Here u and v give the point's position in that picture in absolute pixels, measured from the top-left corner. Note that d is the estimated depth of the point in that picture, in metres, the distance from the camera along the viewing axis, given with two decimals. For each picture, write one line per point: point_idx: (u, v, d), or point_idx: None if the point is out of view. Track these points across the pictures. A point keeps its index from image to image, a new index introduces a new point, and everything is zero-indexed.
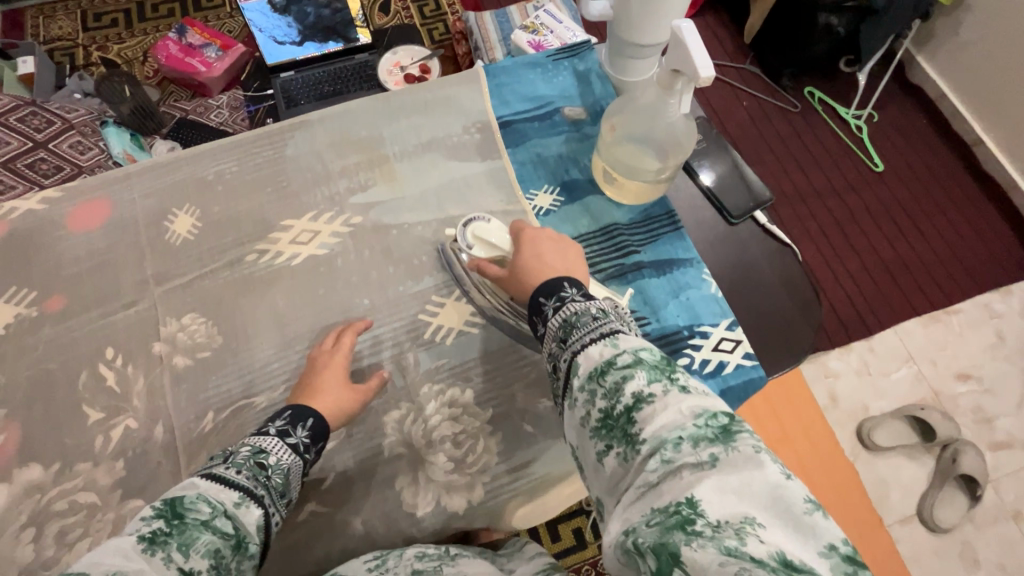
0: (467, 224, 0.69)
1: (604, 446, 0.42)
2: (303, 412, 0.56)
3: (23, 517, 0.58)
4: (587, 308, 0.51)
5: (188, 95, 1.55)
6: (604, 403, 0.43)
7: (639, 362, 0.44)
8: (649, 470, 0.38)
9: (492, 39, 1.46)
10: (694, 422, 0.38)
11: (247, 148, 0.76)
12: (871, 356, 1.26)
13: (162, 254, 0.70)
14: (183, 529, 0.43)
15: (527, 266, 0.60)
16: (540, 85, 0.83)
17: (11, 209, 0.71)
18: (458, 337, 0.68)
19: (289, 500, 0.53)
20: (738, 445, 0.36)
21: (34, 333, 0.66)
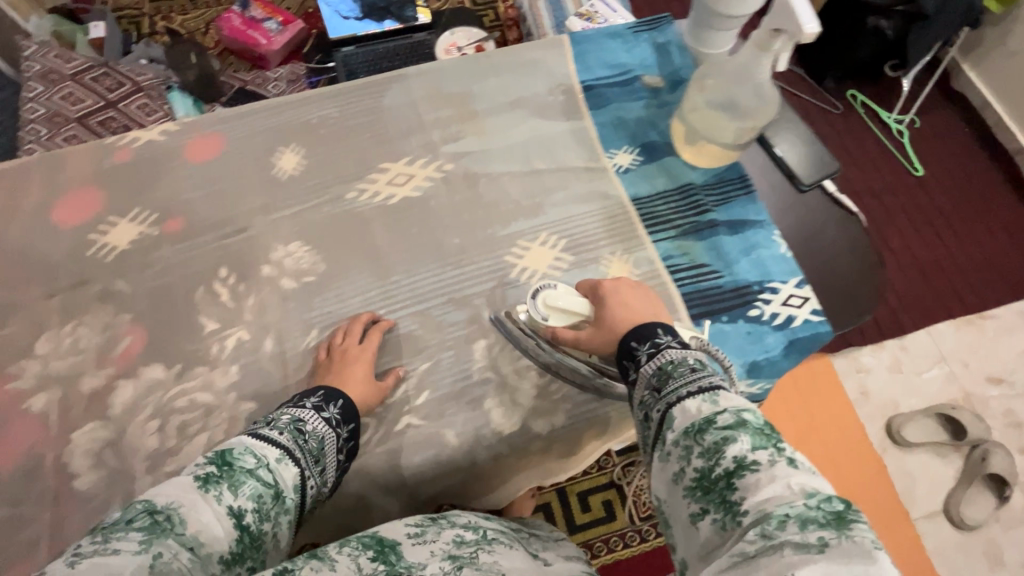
0: (536, 293, 0.65)
1: (698, 509, 0.42)
2: (335, 393, 0.59)
3: (147, 410, 0.64)
4: (684, 358, 0.51)
5: (246, 67, 1.65)
6: (701, 463, 0.43)
7: (743, 425, 0.43)
8: (747, 540, 0.37)
9: (546, 25, 1.53)
10: (805, 501, 0.37)
11: (348, 96, 0.82)
12: (903, 355, 1.29)
13: (271, 186, 0.76)
14: (232, 475, 0.45)
15: (617, 318, 0.59)
16: (622, 54, 0.87)
17: (134, 138, 0.77)
18: (541, 278, 0.72)
19: (325, 467, 0.54)
20: (856, 535, 0.35)
21: (157, 249, 0.71)
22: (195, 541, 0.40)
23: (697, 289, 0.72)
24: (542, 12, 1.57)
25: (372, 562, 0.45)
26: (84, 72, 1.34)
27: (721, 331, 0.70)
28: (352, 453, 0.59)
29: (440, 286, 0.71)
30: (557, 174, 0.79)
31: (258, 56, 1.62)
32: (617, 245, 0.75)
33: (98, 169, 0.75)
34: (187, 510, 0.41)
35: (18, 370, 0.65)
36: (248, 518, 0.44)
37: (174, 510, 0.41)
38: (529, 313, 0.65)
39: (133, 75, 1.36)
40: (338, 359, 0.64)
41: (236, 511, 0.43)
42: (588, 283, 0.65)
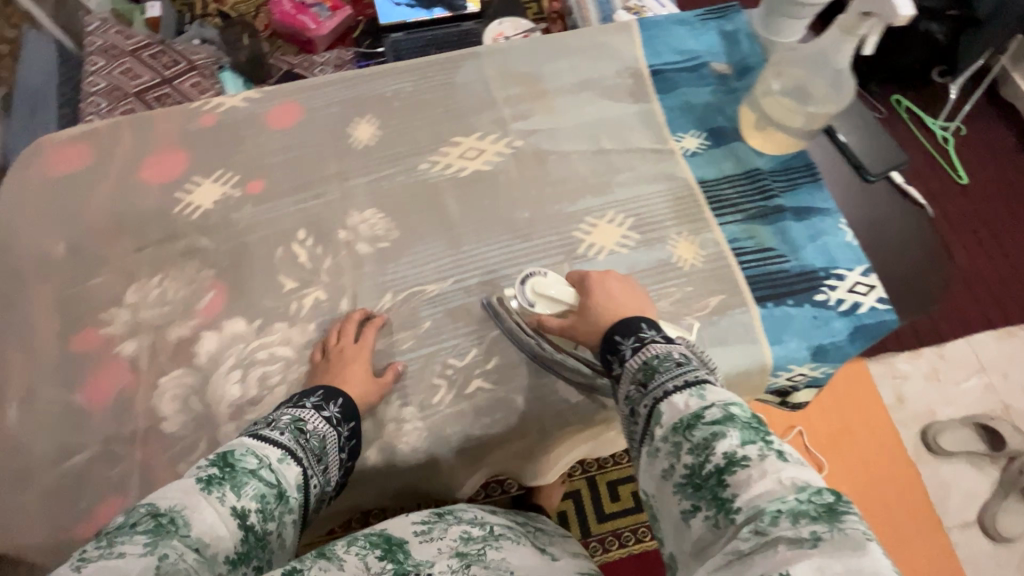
0: (526, 278, 0.66)
1: (690, 506, 0.42)
2: (334, 391, 0.59)
3: (230, 360, 0.66)
4: (669, 352, 0.51)
5: (294, 51, 1.68)
6: (691, 459, 0.43)
7: (730, 419, 0.43)
8: (740, 538, 0.38)
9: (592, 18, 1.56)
10: (796, 495, 0.38)
11: (422, 72, 0.84)
12: (941, 363, 1.27)
13: (347, 155, 0.78)
14: (234, 476, 0.45)
15: (602, 308, 0.59)
16: (689, 41, 0.88)
17: (219, 104, 0.80)
18: (609, 254, 0.73)
19: (327, 466, 0.54)
20: (847, 528, 0.35)
21: (239, 210, 0.74)
22: (200, 542, 0.41)
23: (764, 272, 0.73)
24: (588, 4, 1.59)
25: (379, 562, 0.47)
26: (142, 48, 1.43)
27: (787, 313, 0.70)
28: (354, 454, 0.59)
29: (509, 257, 0.73)
30: (625, 154, 0.80)
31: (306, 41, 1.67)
32: (684, 226, 0.75)
33: (184, 132, 0.78)
34: (191, 511, 0.42)
35: (108, 317, 0.68)
36: (251, 518, 0.44)
37: (178, 513, 0.41)
38: (517, 298, 0.66)
39: (187, 54, 1.45)
40: (335, 360, 0.64)
41: (240, 512, 0.44)
42: (577, 274, 0.66)
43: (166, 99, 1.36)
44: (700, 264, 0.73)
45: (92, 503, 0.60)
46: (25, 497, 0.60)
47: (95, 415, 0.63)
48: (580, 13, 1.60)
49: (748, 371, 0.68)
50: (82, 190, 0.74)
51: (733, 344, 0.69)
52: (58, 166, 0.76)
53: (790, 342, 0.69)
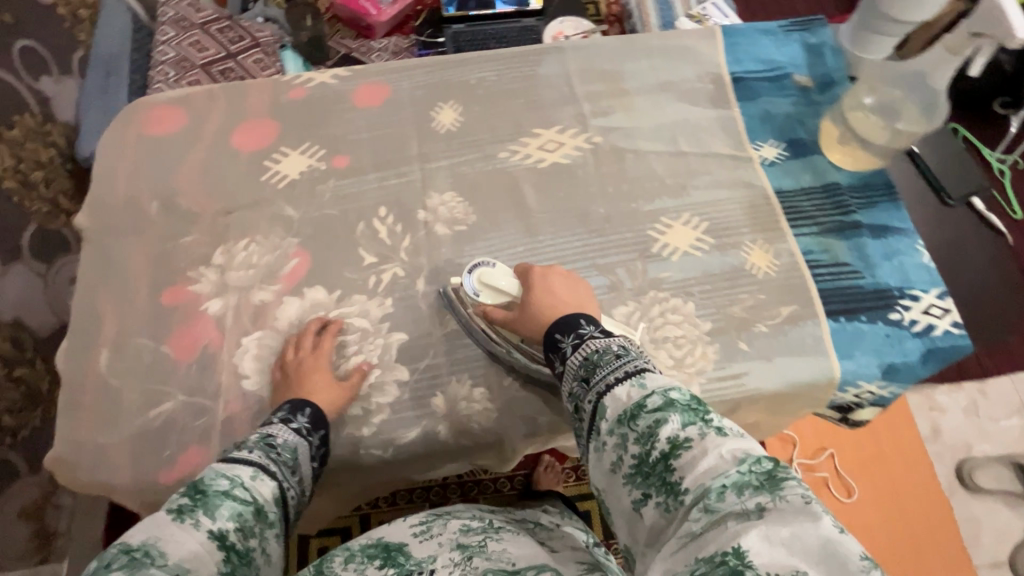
0: (473, 268, 0.66)
1: (641, 495, 0.44)
2: (301, 401, 0.60)
3: (310, 327, 0.68)
4: (608, 345, 0.53)
5: (352, 34, 1.73)
6: (638, 449, 0.45)
7: (671, 405, 0.45)
8: (692, 520, 0.40)
9: (653, 23, 1.59)
10: (738, 468, 0.41)
11: (507, 62, 0.85)
12: (982, 400, 1.23)
13: (430, 138, 0.80)
14: (206, 501, 0.46)
15: (538, 303, 0.60)
16: (773, 51, 0.88)
17: (309, 79, 0.83)
18: (683, 255, 0.74)
19: (302, 476, 0.56)
20: (787, 494, 0.38)
21: (324, 183, 0.76)
22: (180, 568, 0.42)
23: (838, 287, 0.73)
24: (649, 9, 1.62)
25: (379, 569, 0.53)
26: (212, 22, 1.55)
27: (859, 330, 0.70)
28: (326, 459, 0.61)
29: (583, 251, 0.74)
30: (703, 158, 0.80)
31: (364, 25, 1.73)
32: (759, 234, 0.76)
33: (274, 103, 0.81)
34: (166, 542, 0.42)
35: (195, 275, 0.70)
36: (232, 537, 0.46)
37: (152, 546, 0.42)
38: (462, 286, 0.67)
39: (252, 32, 1.56)
40: (294, 374, 0.63)
41: (219, 533, 0.45)
42: (523, 265, 0.66)
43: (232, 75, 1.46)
44: (773, 273, 0.73)
45: (174, 451, 0.62)
46: (110, 440, 0.63)
47: (181, 368, 0.66)
48: (640, 17, 1.62)
49: (816, 383, 0.68)
50: (176, 151, 0.77)
51: (804, 355, 0.69)
52: (153, 126, 0.79)
53: (861, 358, 0.69)
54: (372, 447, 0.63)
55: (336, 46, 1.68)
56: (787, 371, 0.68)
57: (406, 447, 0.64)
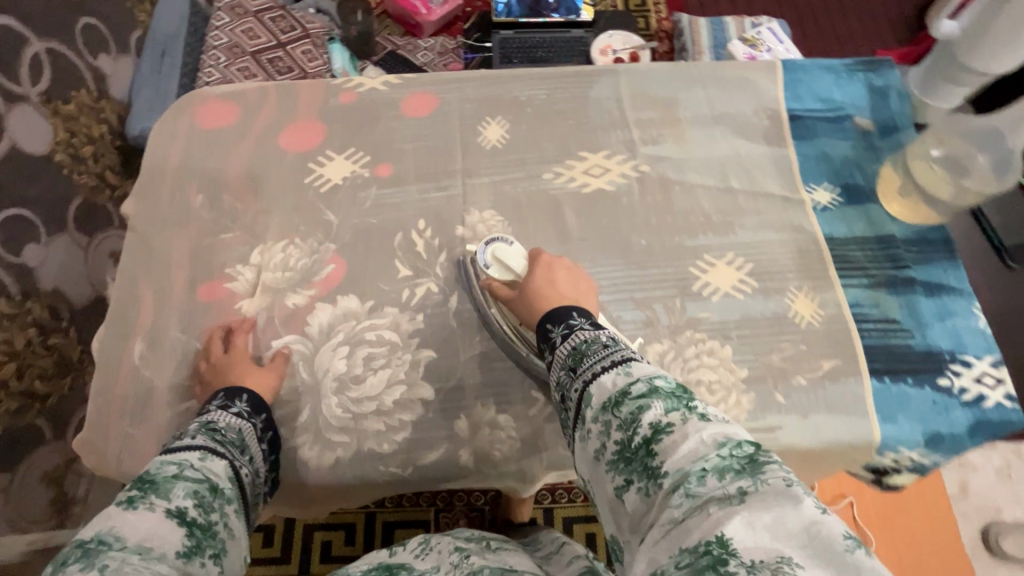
0: (488, 243, 0.69)
1: (623, 481, 0.43)
2: (236, 388, 0.60)
3: (339, 336, 0.68)
4: (596, 336, 0.53)
5: (400, 32, 1.84)
6: (621, 435, 0.44)
7: (655, 391, 0.45)
8: (673, 506, 0.39)
9: (703, 43, 1.57)
10: (719, 452, 0.40)
11: (559, 81, 0.84)
12: (1017, 461, 1.19)
13: (475, 153, 0.79)
14: (157, 486, 0.46)
15: (538, 288, 0.63)
16: (834, 89, 0.85)
17: (360, 84, 0.83)
18: (724, 296, 0.72)
19: (253, 455, 0.57)
20: (769, 478, 0.37)
21: (366, 190, 0.76)
22: (142, 546, 0.41)
23: (883, 345, 0.70)
24: (701, 31, 1.60)
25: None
26: (265, 11, 1.61)
27: (904, 393, 0.67)
28: (276, 445, 0.61)
29: (620, 283, 0.72)
30: (752, 197, 0.77)
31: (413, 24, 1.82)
32: (806, 281, 0.73)
33: (324, 106, 0.81)
34: (121, 528, 0.41)
35: (233, 273, 0.71)
36: (191, 513, 0.46)
37: (107, 533, 0.40)
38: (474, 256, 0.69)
39: (304, 23, 1.64)
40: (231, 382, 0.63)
41: (176, 511, 0.45)
42: (536, 250, 0.69)
43: (279, 62, 1.57)
44: (818, 323, 0.71)
45: None
46: (137, 429, 0.64)
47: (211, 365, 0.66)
48: (692, 36, 1.59)
49: (855, 444, 0.65)
50: (224, 146, 0.78)
51: (843, 413, 0.66)
52: (205, 119, 0.79)
53: (904, 423, 0.66)
54: (391, 465, 0.63)
55: (382, 42, 1.77)
56: (823, 428, 0.65)
57: (426, 468, 0.63)
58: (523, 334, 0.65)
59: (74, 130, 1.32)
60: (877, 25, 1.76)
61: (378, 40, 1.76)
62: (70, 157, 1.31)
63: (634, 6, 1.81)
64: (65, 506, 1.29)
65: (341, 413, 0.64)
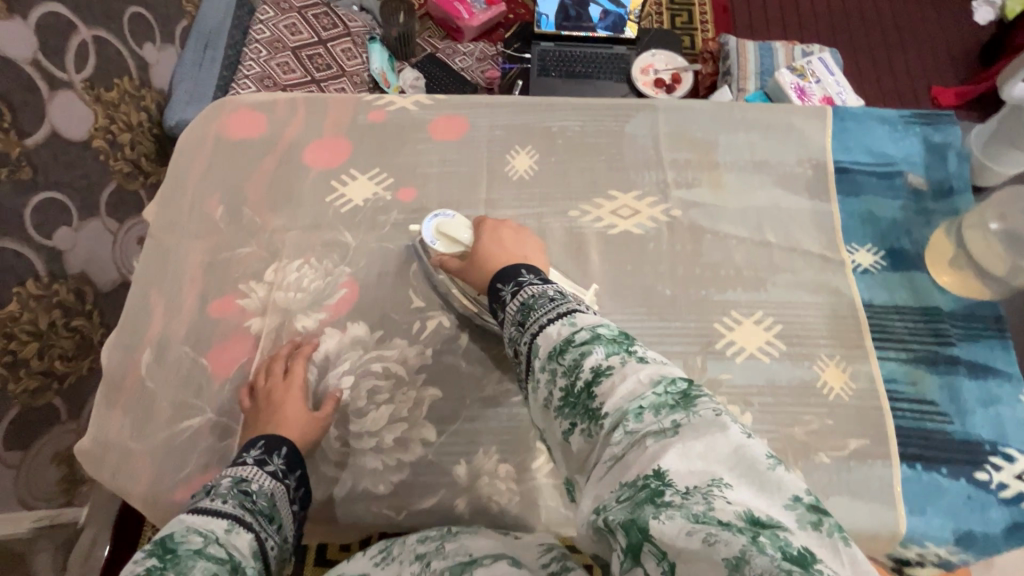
0: (432, 218, 0.70)
1: (569, 424, 0.44)
2: (276, 441, 0.57)
3: (345, 365, 0.66)
4: (544, 291, 0.54)
5: (440, 35, 1.84)
6: (565, 380, 0.45)
7: (596, 338, 0.45)
8: (613, 443, 0.39)
9: (750, 69, 1.51)
10: (653, 390, 0.40)
11: (594, 113, 0.81)
12: None
13: (502, 183, 0.76)
14: (177, 561, 0.43)
15: (487, 252, 0.64)
16: (886, 143, 0.80)
17: (390, 102, 0.81)
18: (748, 358, 0.68)
19: (282, 523, 0.53)
20: (700, 409, 0.38)
21: (386, 214, 0.74)
22: None
23: (917, 429, 0.65)
24: (749, 55, 1.53)
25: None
26: (309, 9, 1.62)
27: (937, 483, 0.62)
28: (308, 500, 0.58)
29: (640, 334, 0.69)
30: (788, 254, 0.73)
31: (455, 28, 1.80)
32: (838, 349, 0.68)
33: (352, 122, 0.79)
34: None
35: (246, 289, 0.70)
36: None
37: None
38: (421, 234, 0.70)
39: (345, 21, 1.65)
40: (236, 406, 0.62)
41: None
42: (479, 218, 0.70)
43: (318, 59, 1.57)
44: (847, 396, 0.66)
45: (194, 470, 0.62)
46: (137, 443, 0.63)
47: (216, 384, 0.65)
48: (739, 61, 1.52)
49: (877, 535, 0.60)
50: (249, 157, 0.77)
51: (868, 500, 0.61)
52: (233, 128, 0.79)
53: (933, 517, 0.61)
54: (385, 508, 0.61)
55: (422, 44, 1.80)
56: (844, 514, 0.61)
57: (420, 514, 0.61)
58: (478, 300, 0.67)
59: (114, 116, 1.34)
60: (937, 60, 1.67)
61: (418, 42, 1.79)
62: (106, 144, 1.33)
63: (681, 24, 1.75)
64: (73, 485, 1.31)
65: (340, 447, 0.63)
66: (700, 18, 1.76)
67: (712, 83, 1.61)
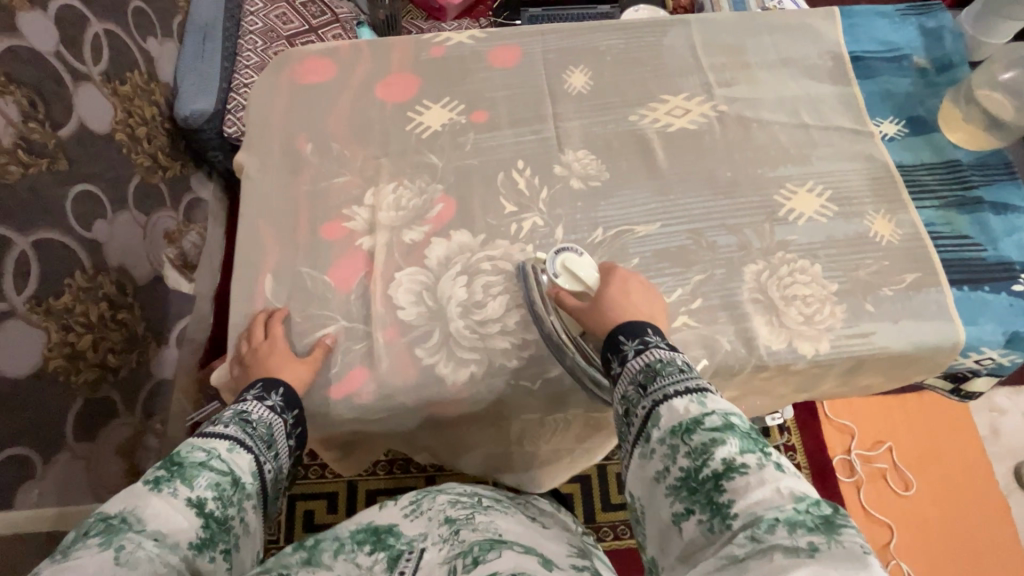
0: (559, 251, 0.69)
1: (684, 509, 0.46)
2: (274, 381, 0.62)
3: (457, 268, 0.72)
4: (671, 358, 0.56)
5: (422, 16, 1.89)
6: (688, 463, 0.47)
7: (730, 428, 0.47)
8: (736, 544, 0.41)
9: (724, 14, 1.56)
10: (794, 505, 0.41)
11: (634, 31, 0.89)
12: None
13: (564, 98, 0.83)
14: (183, 471, 0.49)
15: (615, 299, 0.64)
16: (890, 33, 0.91)
17: (448, 39, 0.87)
18: (808, 220, 0.77)
19: (279, 450, 0.59)
20: (844, 540, 0.38)
21: (465, 135, 0.80)
22: (158, 532, 0.44)
23: (960, 258, 0.75)
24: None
25: (371, 552, 0.56)
26: None
27: (983, 298, 0.73)
28: (302, 438, 0.63)
29: (711, 211, 0.77)
30: (825, 131, 0.83)
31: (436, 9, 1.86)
32: (882, 205, 0.78)
33: (416, 59, 0.85)
34: (142, 510, 0.45)
35: (350, 214, 0.75)
36: (209, 505, 0.49)
37: (129, 513, 0.44)
38: (543, 263, 0.69)
39: (332, 8, 1.68)
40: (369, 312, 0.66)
41: (196, 501, 0.48)
42: (606, 264, 0.69)
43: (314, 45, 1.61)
44: (897, 241, 0.76)
45: (340, 370, 0.67)
46: None
47: (342, 297, 0.70)
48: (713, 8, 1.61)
49: (941, 346, 0.70)
50: (325, 99, 0.82)
51: (929, 319, 0.71)
52: (304, 74, 0.83)
53: (986, 325, 0.72)
54: (522, 379, 0.67)
55: (407, 27, 1.77)
56: (911, 333, 0.70)
57: (553, 381, 0.68)
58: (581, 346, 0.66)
59: (131, 110, 1.31)
60: None
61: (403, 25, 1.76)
62: (127, 137, 1.30)
63: None
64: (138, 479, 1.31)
65: (469, 335, 0.68)
66: None
67: None
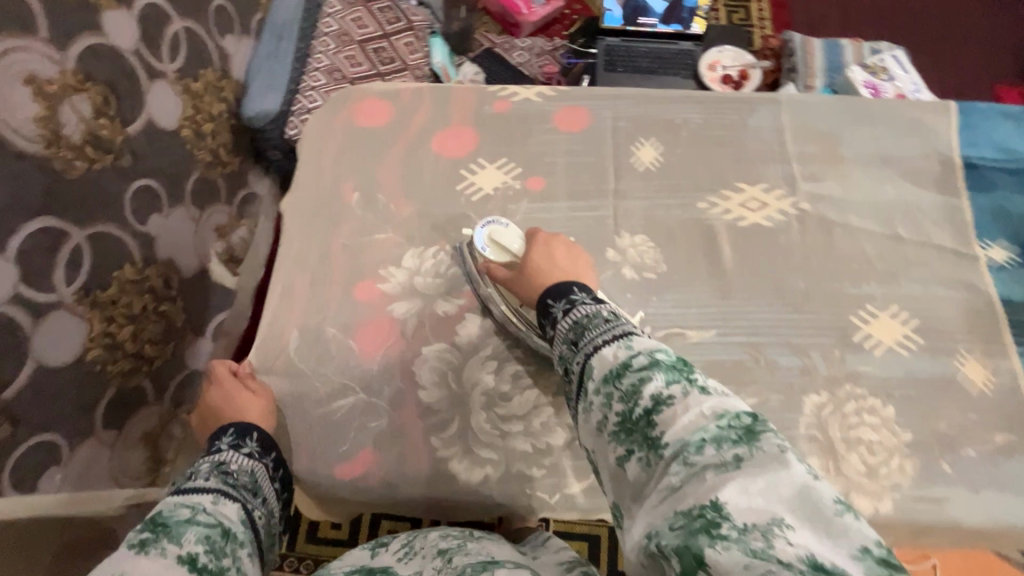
0: (485, 224, 0.70)
1: (624, 451, 0.42)
2: (246, 425, 0.61)
3: (487, 351, 0.67)
4: (596, 311, 0.53)
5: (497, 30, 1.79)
6: (622, 406, 0.44)
7: (656, 364, 0.44)
8: (670, 473, 0.39)
9: (817, 66, 1.40)
10: (717, 423, 0.39)
11: (716, 106, 0.81)
12: None
13: (629, 174, 0.77)
14: (170, 529, 0.46)
15: (537, 266, 0.64)
16: (1015, 139, 0.80)
17: (514, 93, 0.82)
18: (887, 351, 0.68)
19: (265, 496, 0.58)
20: (764, 445, 0.38)
21: (518, 202, 0.75)
22: None
23: None
24: (815, 52, 1.43)
25: None
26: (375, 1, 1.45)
27: None
28: (286, 482, 0.62)
29: (776, 326, 0.69)
30: (921, 248, 0.73)
31: (513, 23, 1.77)
32: (977, 344, 0.68)
33: (478, 113, 0.81)
34: None
35: (386, 274, 0.71)
36: (203, 557, 0.46)
37: None
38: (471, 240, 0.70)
39: (409, 14, 1.48)
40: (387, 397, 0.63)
41: (188, 556, 0.45)
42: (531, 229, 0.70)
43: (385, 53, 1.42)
44: (991, 391, 0.66)
45: (351, 447, 0.64)
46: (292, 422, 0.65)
47: (366, 365, 0.67)
48: (805, 57, 1.41)
49: None
50: (379, 146, 0.79)
51: (1016, 494, 0.62)
52: (360, 115, 0.81)
53: None
54: (537, 489, 0.62)
55: (479, 40, 1.72)
56: (994, 507, 0.61)
57: (571, 495, 0.62)
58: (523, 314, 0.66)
59: (198, 106, 1.14)
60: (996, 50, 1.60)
61: (474, 36, 1.70)
62: (191, 133, 1.13)
63: (738, 20, 1.67)
64: None
65: (490, 430, 0.64)
66: (757, 15, 1.67)
67: (774, 79, 1.51)
